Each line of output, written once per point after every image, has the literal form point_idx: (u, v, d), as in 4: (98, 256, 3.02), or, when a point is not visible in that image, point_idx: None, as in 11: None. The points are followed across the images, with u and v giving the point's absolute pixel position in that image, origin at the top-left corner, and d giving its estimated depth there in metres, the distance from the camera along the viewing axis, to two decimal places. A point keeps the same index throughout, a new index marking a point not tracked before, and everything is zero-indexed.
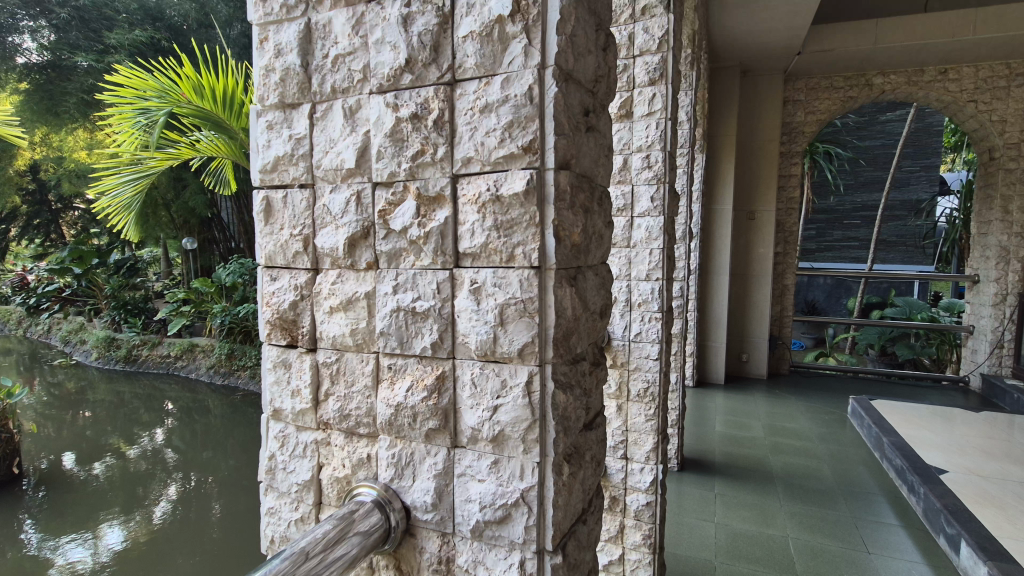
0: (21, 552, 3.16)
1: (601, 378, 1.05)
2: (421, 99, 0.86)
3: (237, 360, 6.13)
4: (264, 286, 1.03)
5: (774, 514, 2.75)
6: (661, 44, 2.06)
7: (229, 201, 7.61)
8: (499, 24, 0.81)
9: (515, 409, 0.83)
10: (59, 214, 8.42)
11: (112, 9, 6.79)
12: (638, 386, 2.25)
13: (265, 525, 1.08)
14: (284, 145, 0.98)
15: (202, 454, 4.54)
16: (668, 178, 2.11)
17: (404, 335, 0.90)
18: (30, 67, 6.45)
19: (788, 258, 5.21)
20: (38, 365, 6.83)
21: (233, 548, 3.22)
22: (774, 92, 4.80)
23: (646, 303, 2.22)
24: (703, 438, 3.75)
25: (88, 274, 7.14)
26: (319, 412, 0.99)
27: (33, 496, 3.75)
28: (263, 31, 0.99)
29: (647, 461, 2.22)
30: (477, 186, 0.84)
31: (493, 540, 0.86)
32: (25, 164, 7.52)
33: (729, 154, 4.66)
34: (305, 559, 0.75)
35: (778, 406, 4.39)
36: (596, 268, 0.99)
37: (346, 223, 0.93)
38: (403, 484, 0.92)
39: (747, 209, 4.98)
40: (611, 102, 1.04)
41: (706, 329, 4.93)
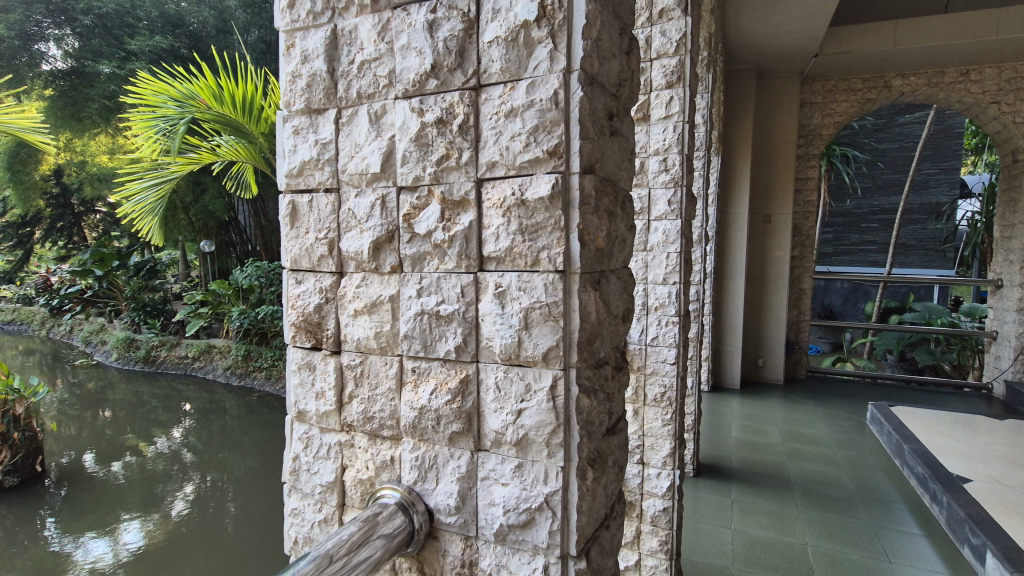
0: (43, 549, 3.22)
1: (623, 383, 1.04)
2: (446, 104, 0.87)
3: (253, 361, 6.20)
4: (289, 289, 1.04)
5: (792, 521, 2.72)
6: (678, 47, 2.04)
7: (245, 204, 7.72)
8: (524, 29, 0.81)
9: (540, 413, 0.83)
10: (81, 217, 8.59)
11: (133, 16, 6.94)
12: (654, 391, 2.24)
13: (290, 525, 1.09)
14: (310, 150, 0.99)
15: (219, 454, 4.59)
16: (685, 181, 2.11)
17: (428, 338, 0.90)
18: (55, 74, 6.60)
19: (805, 262, 5.16)
20: (60, 365, 6.96)
21: (249, 549, 3.25)
22: (790, 95, 4.76)
23: (663, 307, 2.21)
24: (719, 443, 3.71)
25: (108, 276, 7.21)
26: (343, 415, 1.00)
27: (55, 494, 3.81)
28: (289, 37, 1.00)
29: (664, 466, 2.20)
30: (501, 190, 0.84)
31: (517, 544, 0.87)
32: (49, 169, 7.69)
33: (745, 157, 4.62)
34: (329, 562, 0.75)
35: (795, 412, 4.33)
36: (619, 272, 0.99)
37: (371, 227, 0.93)
38: (427, 487, 0.92)
39: (763, 213, 4.94)
40: (634, 106, 1.03)
41: (721, 334, 4.88)
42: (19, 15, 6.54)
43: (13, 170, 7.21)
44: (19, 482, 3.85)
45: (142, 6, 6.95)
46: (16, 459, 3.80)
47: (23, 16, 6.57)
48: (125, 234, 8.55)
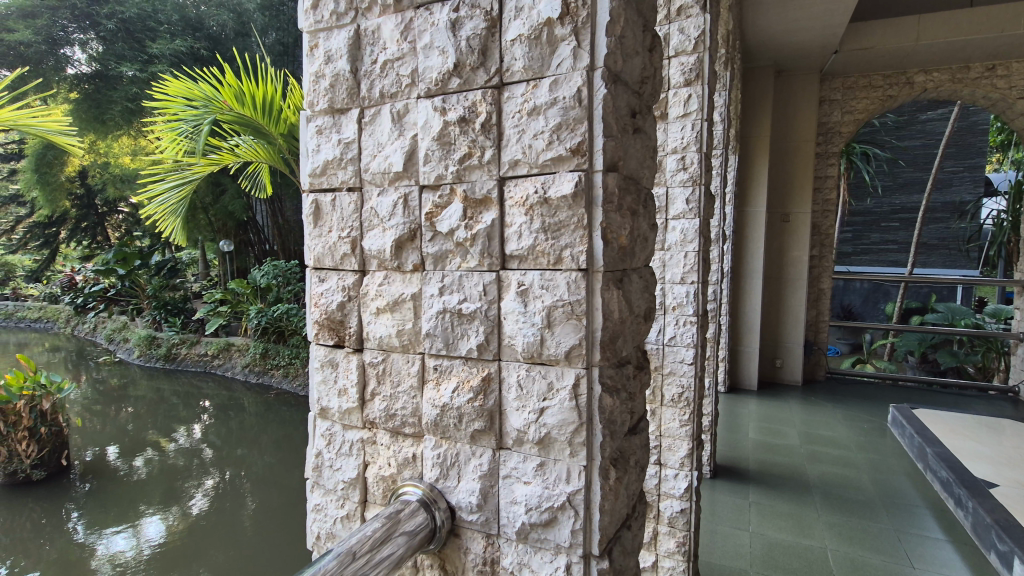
0: (69, 542, 3.30)
1: (644, 383, 1.03)
2: (469, 103, 0.87)
3: (270, 359, 6.28)
4: (312, 287, 1.05)
5: (812, 524, 2.68)
6: (697, 45, 2.02)
7: (263, 203, 7.82)
8: (547, 27, 0.81)
9: (562, 411, 0.83)
10: (104, 218, 8.77)
11: (154, 20, 7.06)
12: (672, 391, 2.22)
13: (313, 521, 1.10)
14: (333, 149, 1.00)
15: (237, 451, 4.66)
16: (704, 179, 2.08)
17: (450, 337, 0.90)
18: (79, 77, 6.78)
19: (824, 261, 5.08)
20: (84, 362, 7.11)
21: (267, 544, 3.30)
22: (809, 92, 4.69)
23: (681, 307, 2.18)
24: (736, 444, 3.67)
25: (131, 275, 7.35)
26: (365, 412, 1.01)
27: (80, 488, 3.90)
28: (312, 38, 1.01)
29: (681, 467, 2.18)
30: (524, 188, 0.84)
31: (539, 542, 0.86)
32: (74, 170, 7.88)
33: (763, 156, 4.57)
34: (352, 559, 0.76)
35: (813, 413, 4.26)
36: (641, 270, 0.98)
37: (393, 226, 0.94)
38: (449, 484, 0.93)
39: (781, 212, 4.87)
40: (656, 104, 1.02)
41: (738, 335, 4.82)
42: (46, 20, 6.72)
43: (40, 172, 7.46)
44: (46, 476, 3.94)
45: (163, 10, 7.08)
46: (43, 453, 3.89)
47: (50, 21, 6.75)
48: (146, 234, 8.72)
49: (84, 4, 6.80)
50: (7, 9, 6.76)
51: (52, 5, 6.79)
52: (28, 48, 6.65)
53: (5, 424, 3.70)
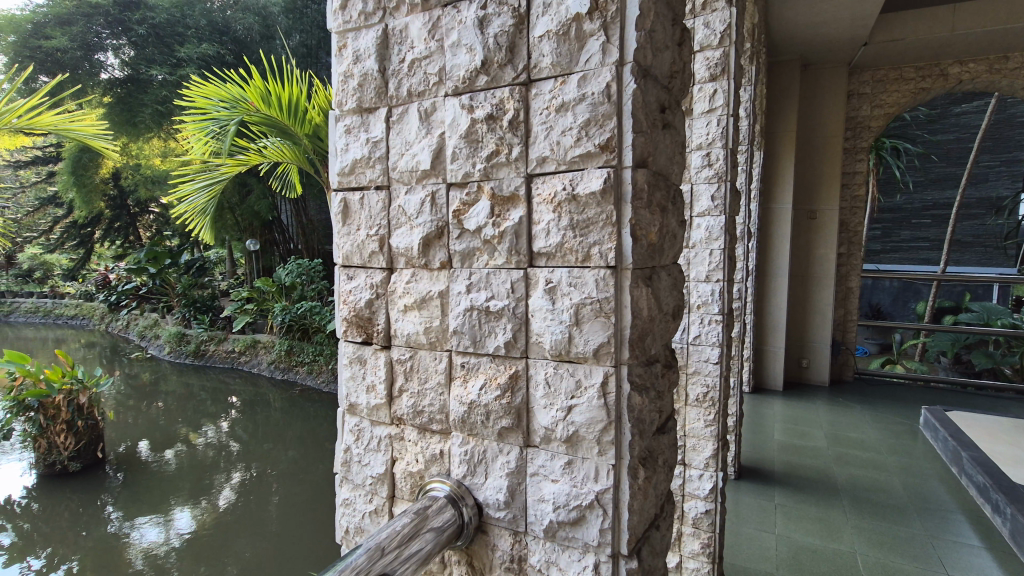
0: (104, 532, 3.41)
1: (673, 381, 1.02)
2: (497, 100, 0.87)
3: (296, 356, 6.39)
4: (341, 285, 1.06)
5: (841, 528, 2.62)
6: (723, 39, 1.97)
7: (288, 203, 7.95)
8: (576, 22, 0.80)
9: (590, 410, 0.83)
10: (136, 218, 9.05)
11: (183, 25, 7.24)
12: (697, 391, 2.19)
13: (341, 515, 1.12)
14: (362, 148, 1.01)
15: (263, 445, 4.76)
16: (730, 175, 2.05)
17: (478, 334, 0.91)
18: (112, 82, 6.98)
19: (853, 259, 4.97)
20: (118, 358, 7.33)
21: (293, 538, 3.36)
22: (838, 86, 4.57)
23: (706, 305, 2.15)
24: (761, 445, 3.61)
25: (161, 274, 7.54)
26: (393, 408, 1.02)
27: (114, 480, 4.03)
28: (341, 38, 1.02)
29: (706, 468, 2.16)
30: (552, 185, 0.84)
31: (567, 541, 0.86)
32: (108, 172, 8.11)
33: (790, 152, 4.47)
34: (381, 554, 0.77)
35: (840, 415, 4.16)
36: (669, 268, 0.97)
37: (421, 224, 0.94)
38: (476, 481, 0.93)
39: (808, 209, 4.76)
40: (686, 99, 1.01)
41: (762, 334, 4.73)
42: (81, 27, 6.95)
43: (76, 174, 7.71)
44: (82, 467, 4.07)
45: (192, 15, 7.25)
46: (79, 445, 4.03)
47: (85, 28, 6.98)
48: (176, 234, 8.96)
49: (116, 11, 7.01)
50: (44, 17, 6.99)
51: (86, 12, 7.01)
52: (64, 54, 6.89)
53: (44, 417, 3.84)
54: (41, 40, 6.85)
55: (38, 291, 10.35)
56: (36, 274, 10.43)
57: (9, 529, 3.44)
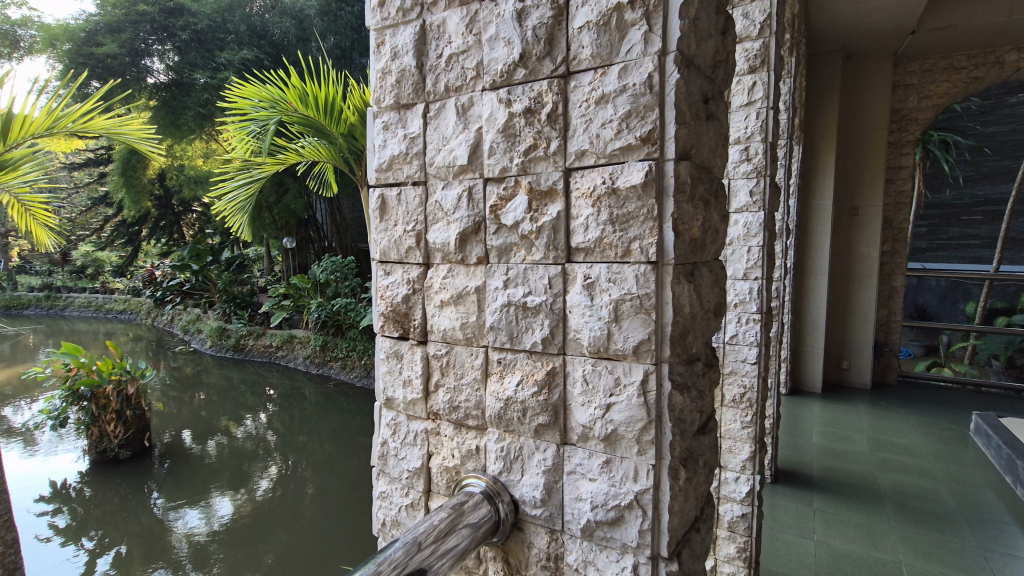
0: (150, 518, 3.55)
1: (713, 381, 0.99)
2: (535, 93, 0.86)
3: (330, 351, 6.53)
4: (379, 280, 1.07)
5: (885, 536, 2.51)
6: (763, 30, 1.91)
7: (323, 202, 8.12)
8: (617, 12, 0.79)
9: (630, 408, 0.81)
10: (180, 216, 9.46)
11: (224, 30, 7.48)
12: (733, 392, 2.13)
13: (379, 507, 1.13)
14: (399, 144, 1.02)
15: (299, 438, 4.88)
16: (769, 170, 1.98)
17: (515, 330, 0.90)
18: (158, 87, 7.29)
19: (897, 257, 4.78)
20: (163, 351, 7.64)
21: (327, 529, 3.43)
22: (883, 77, 4.39)
23: (744, 304, 2.08)
24: (799, 448, 3.50)
25: (203, 270, 7.81)
26: (429, 403, 1.02)
27: (159, 468, 4.19)
28: (380, 35, 1.03)
29: (743, 470, 2.10)
30: (591, 179, 0.82)
31: (605, 541, 0.85)
32: (154, 172, 8.41)
33: (832, 146, 4.31)
34: (418, 548, 0.78)
35: (883, 419, 4.00)
36: (710, 264, 0.94)
37: (458, 219, 0.94)
38: (512, 478, 0.92)
39: (849, 205, 4.59)
40: (729, 90, 0.97)
41: (800, 334, 4.57)
42: (130, 34, 7.20)
43: (126, 175, 8.04)
44: (132, 455, 4.25)
45: (232, 20, 7.47)
46: (128, 434, 4.21)
47: (133, 35, 7.23)
48: (217, 231, 9.27)
49: (161, 17, 7.26)
50: (96, 24, 7.22)
51: (134, 19, 7.25)
52: (114, 60, 7.16)
53: (96, 406, 4.03)
54: (93, 47, 7.11)
55: (90, 286, 10.82)
56: (88, 270, 10.92)
57: (65, 511, 3.63)
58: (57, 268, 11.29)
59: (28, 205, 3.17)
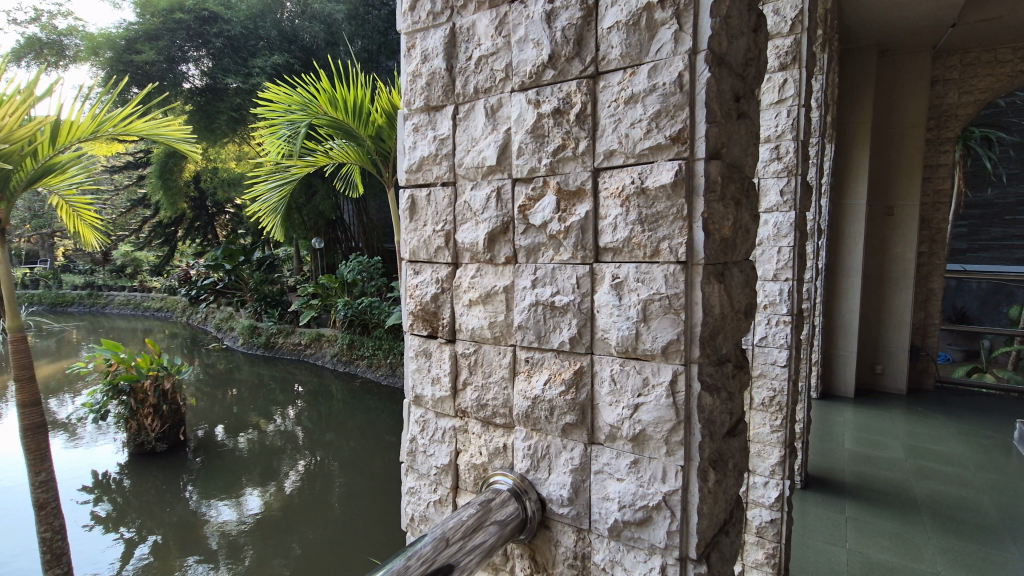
0: (184, 509, 3.67)
1: (743, 383, 0.98)
2: (564, 94, 0.86)
3: (356, 350, 6.63)
4: (408, 279, 1.09)
5: (920, 547, 2.43)
6: (794, 26, 1.87)
7: (350, 202, 8.25)
8: (647, 12, 0.79)
9: (658, 409, 0.81)
10: (214, 217, 9.84)
11: (256, 36, 7.67)
12: (762, 395, 2.08)
13: (407, 503, 1.15)
14: (429, 146, 1.03)
15: (326, 435, 4.97)
16: (801, 169, 1.93)
17: (543, 329, 0.91)
18: (193, 91, 7.53)
19: (935, 258, 4.62)
20: (198, 348, 7.88)
21: (354, 525, 3.48)
22: (922, 72, 4.24)
23: (774, 305, 2.04)
24: (830, 454, 3.41)
25: (236, 270, 8.03)
26: (457, 401, 1.04)
27: (193, 461, 4.32)
28: (410, 38, 1.05)
29: (772, 475, 2.06)
30: (620, 179, 0.82)
31: (633, 541, 0.85)
32: (190, 175, 8.66)
33: (866, 143, 4.19)
34: (446, 544, 0.79)
35: (920, 425, 3.87)
36: (741, 264, 0.93)
37: (486, 219, 0.95)
38: (540, 476, 0.93)
39: (884, 204, 4.45)
40: (760, 88, 0.96)
41: (832, 337, 4.45)
42: (167, 42, 7.41)
43: (164, 177, 8.23)
44: (168, 448, 4.40)
45: (264, 26, 7.66)
46: (165, 427, 4.35)
47: (170, 42, 7.44)
48: (249, 232, 9.53)
49: (197, 25, 7.47)
50: (136, 33, 7.42)
51: (170, 27, 7.45)
52: (152, 67, 7.39)
53: (135, 401, 4.19)
54: (132, 55, 7.32)
55: (129, 285, 11.23)
56: (128, 270, 11.35)
57: (106, 501, 3.78)
58: (99, 268, 11.76)
59: (75, 206, 3.32)
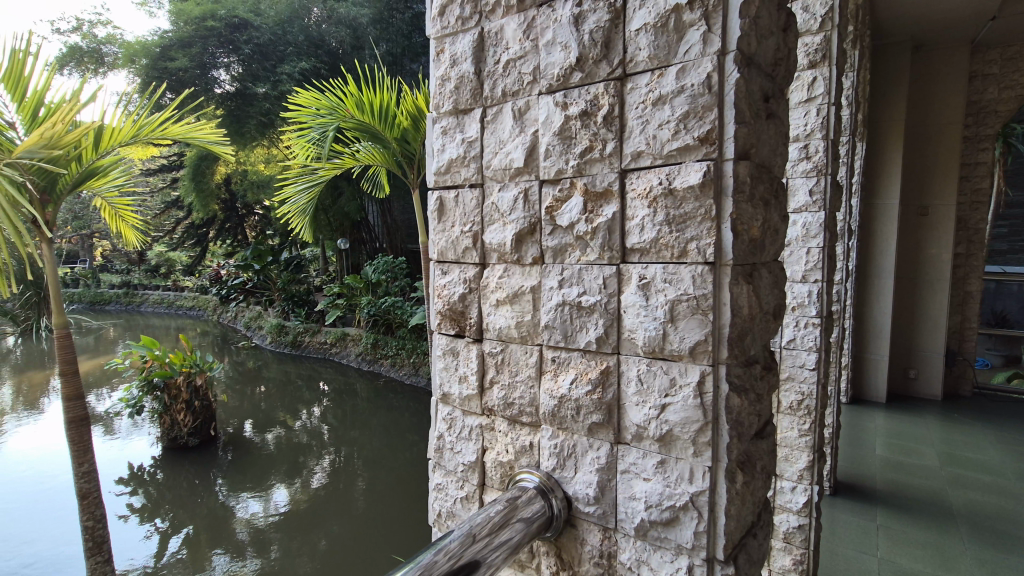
0: (215, 503, 3.77)
1: (772, 384, 0.97)
2: (591, 96, 0.87)
3: (380, 349, 6.72)
4: (436, 279, 1.11)
5: (956, 558, 2.36)
6: (824, 23, 1.84)
7: (375, 204, 8.37)
8: (675, 13, 0.79)
9: (685, 409, 0.81)
10: (244, 218, 10.10)
11: (284, 42, 7.84)
12: (790, 399, 2.05)
13: (435, 499, 1.17)
14: (457, 148, 1.05)
15: (351, 432, 5.06)
16: (831, 169, 1.90)
17: (570, 329, 0.91)
18: (224, 97, 7.76)
19: (972, 260, 4.47)
20: (228, 346, 8.10)
21: (377, 521, 3.53)
22: (959, 68, 4.11)
23: (802, 307, 2.01)
24: (860, 460, 3.32)
25: (264, 270, 8.22)
26: (484, 399, 1.05)
27: (223, 456, 4.44)
28: (439, 43, 1.07)
29: (799, 480, 2.03)
30: (647, 180, 0.83)
31: (659, 541, 0.85)
32: (221, 178, 8.90)
33: (898, 141, 4.08)
34: (473, 540, 0.81)
35: (955, 432, 3.75)
36: (770, 265, 0.92)
37: (514, 220, 0.96)
38: (566, 474, 0.94)
39: (918, 204, 4.32)
40: (790, 87, 0.95)
41: (863, 340, 4.34)
42: (199, 49, 7.62)
43: (196, 180, 8.47)
44: (200, 443, 4.52)
45: (291, 32, 7.82)
46: (197, 423, 4.47)
47: (202, 49, 7.66)
48: (277, 233, 9.75)
49: (227, 32, 7.67)
50: (169, 40, 7.64)
51: (202, 34, 7.66)
52: (185, 73, 7.61)
53: (168, 396, 4.32)
54: (166, 62, 7.55)
55: (163, 285, 11.62)
56: (162, 270, 11.76)
57: (141, 494, 3.91)
58: (134, 267, 12.17)
59: (116, 208, 3.45)
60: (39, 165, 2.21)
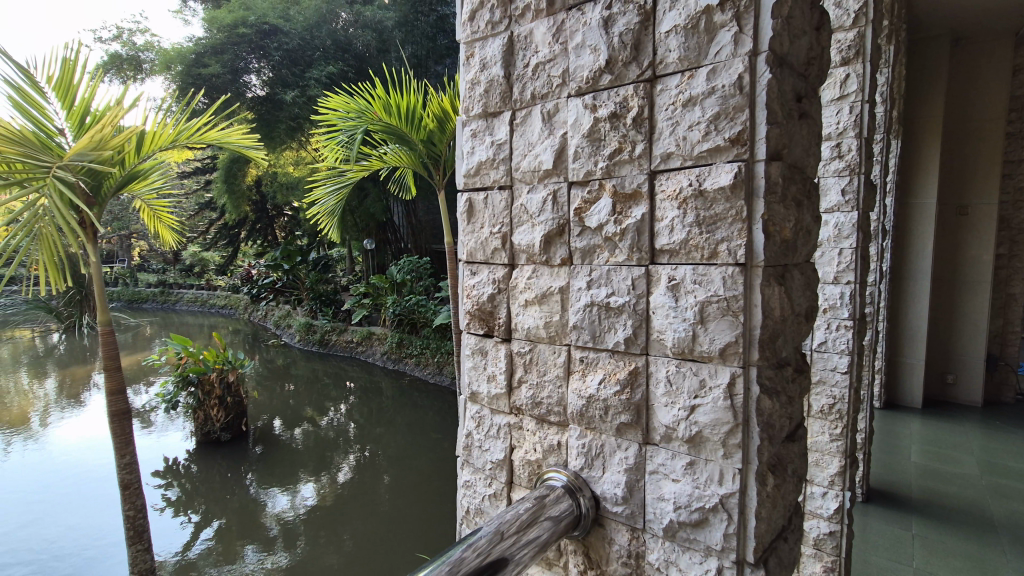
0: (246, 496, 3.88)
1: (803, 387, 0.96)
2: (621, 98, 0.87)
3: (405, 348, 6.81)
4: (465, 279, 1.13)
5: (997, 569, 2.27)
6: (857, 19, 1.81)
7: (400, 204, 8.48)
8: (706, 15, 0.79)
9: (716, 410, 0.81)
10: (273, 219, 10.35)
11: (312, 47, 8.02)
12: (821, 402, 2.01)
13: (463, 496, 1.19)
14: (486, 151, 1.07)
15: (376, 430, 5.15)
16: (864, 168, 1.85)
17: (598, 329, 0.92)
18: (255, 101, 7.96)
19: (1015, 261, 4.29)
20: (258, 344, 8.33)
21: (401, 517, 3.59)
22: (1001, 61, 3.97)
23: (834, 309, 1.97)
24: (894, 467, 3.23)
25: (294, 270, 8.33)
26: (512, 398, 1.06)
27: (254, 451, 4.56)
28: (469, 47, 1.09)
29: (831, 486, 1.99)
30: (677, 181, 0.83)
31: (688, 542, 0.85)
32: (252, 179, 9.13)
33: (936, 138, 3.95)
34: (501, 538, 0.82)
35: (996, 440, 3.61)
36: (802, 266, 0.91)
37: (543, 221, 0.98)
38: (594, 474, 0.94)
39: (957, 202, 4.18)
40: (822, 86, 0.94)
41: (897, 343, 4.22)
42: (231, 55, 7.77)
43: (228, 182, 8.63)
44: (231, 438, 4.64)
45: (319, 36, 8.00)
46: (228, 418, 4.60)
47: (234, 55, 7.80)
48: (306, 233, 9.95)
49: (258, 38, 7.82)
50: (202, 47, 7.81)
51: (234, 41, 7.81)
52: (217, 78, 7.76)
53: (202, 392, 4.46)
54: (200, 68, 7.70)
55: (197, 284, 12.00)
56: (196, 269, 12.16)
57: (175, 487, 4.04)
58: (170, 267, 12.60)
59: (155, 209, 3.58)
60: (88, 166, 2.31)
